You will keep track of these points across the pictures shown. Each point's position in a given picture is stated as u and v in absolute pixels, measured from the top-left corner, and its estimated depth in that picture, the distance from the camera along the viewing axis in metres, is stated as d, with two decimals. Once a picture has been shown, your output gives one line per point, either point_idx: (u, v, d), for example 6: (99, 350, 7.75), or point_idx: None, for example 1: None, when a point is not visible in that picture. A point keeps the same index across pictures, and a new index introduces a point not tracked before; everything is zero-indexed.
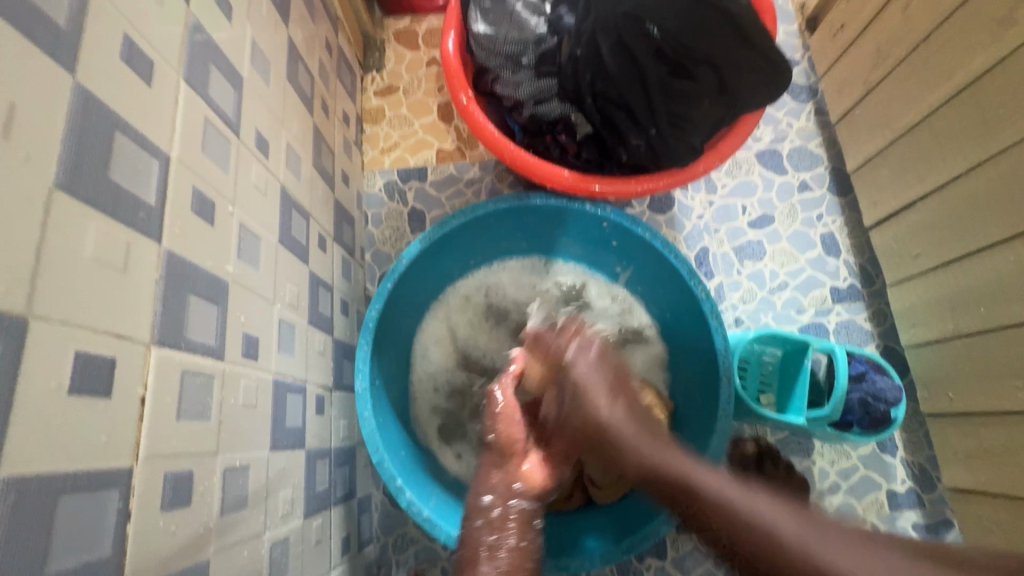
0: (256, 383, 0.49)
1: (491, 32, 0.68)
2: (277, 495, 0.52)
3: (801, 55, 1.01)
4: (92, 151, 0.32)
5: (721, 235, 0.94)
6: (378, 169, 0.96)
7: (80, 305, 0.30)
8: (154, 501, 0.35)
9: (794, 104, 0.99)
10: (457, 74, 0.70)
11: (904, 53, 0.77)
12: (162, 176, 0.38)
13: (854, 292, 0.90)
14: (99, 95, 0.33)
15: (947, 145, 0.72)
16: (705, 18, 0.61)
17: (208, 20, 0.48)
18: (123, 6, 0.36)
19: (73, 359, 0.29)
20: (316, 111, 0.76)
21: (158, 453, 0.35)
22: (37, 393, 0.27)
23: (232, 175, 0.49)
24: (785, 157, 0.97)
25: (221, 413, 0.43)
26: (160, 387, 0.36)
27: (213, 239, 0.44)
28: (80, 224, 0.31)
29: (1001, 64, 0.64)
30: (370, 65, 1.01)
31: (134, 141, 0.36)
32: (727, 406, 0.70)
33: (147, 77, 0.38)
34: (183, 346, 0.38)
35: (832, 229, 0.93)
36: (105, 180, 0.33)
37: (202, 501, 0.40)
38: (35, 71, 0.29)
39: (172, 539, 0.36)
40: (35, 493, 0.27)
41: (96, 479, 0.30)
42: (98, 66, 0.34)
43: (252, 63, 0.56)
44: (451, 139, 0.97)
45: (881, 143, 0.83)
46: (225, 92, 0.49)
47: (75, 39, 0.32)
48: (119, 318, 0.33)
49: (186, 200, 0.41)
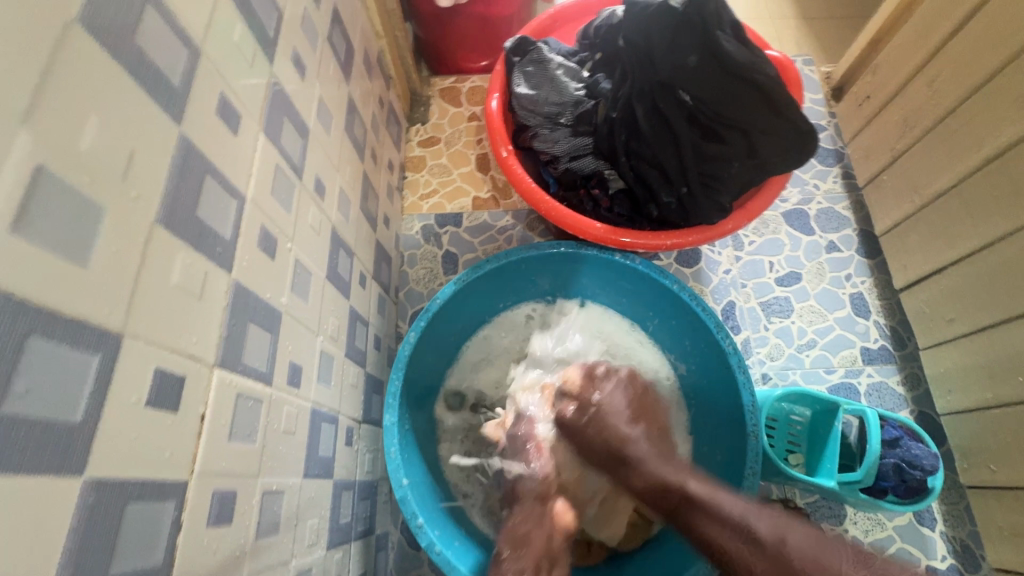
0: (296, 411, 0.52)
1: (533, 94, 0.75)
2: (304, 524, 0.53)
3: (828, 122, 1.05)
4: (187, 191, 0.37)
5: (749, 290, 0.95)
6: (416, 213, 1.01)
7: (163, 326, 0.34)
8: (202, 516, 0.37)
9: (821, 167, 1.02)
10: (499, 130, 0.75)
11: (930, 123, 0.80)
12: (238, 213, 0.43)
13: (885, 354, 0.89)
14: (198, 144, 0.38)
15: (975, 213, 0.73)
16: (734, 85, 0.64)
17: (287, 80, 0.54)
18: (222, 69, 0.42)
19: (152, 375, 0.32)
20: (366, 158, 0.82)
21: (208, 469, 0.37)
22: (121, 403, 0.30)
23: (293, 216, 0.53)
24: (812, 217, 0.99)
25: (266, 437, 0.45)
26: (218, 407, 0.38)
27: (272, 272, 0.48)
28: (170, 254, 0.35)
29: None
30: (416, 118, 1.08)
31: (219, 183, 0.40)
32: (754, 463, 0.69)
33: (235, 128, 0.43)
34: (239, 370, 0.41)
35: (862, 290, 0.93)
36: (194, 216, 0.37)
37: (241, 522, 0.41)
38: (152, 123, 0.34)
39: (213, 555, 0.38)
40: (108, 497, 0.29)
41: (156, 488, 0.33)
42: (200, 119, 0.39)
43: (317, 116, 0.62)
44: (487, 188, 1.02)
45: (909, 208, 0.84)
46: (293, 141, 0.55)
47: (184, 96, 0.37)
48: (191, 339, 0.36)
49: (254, 237, 0.45)
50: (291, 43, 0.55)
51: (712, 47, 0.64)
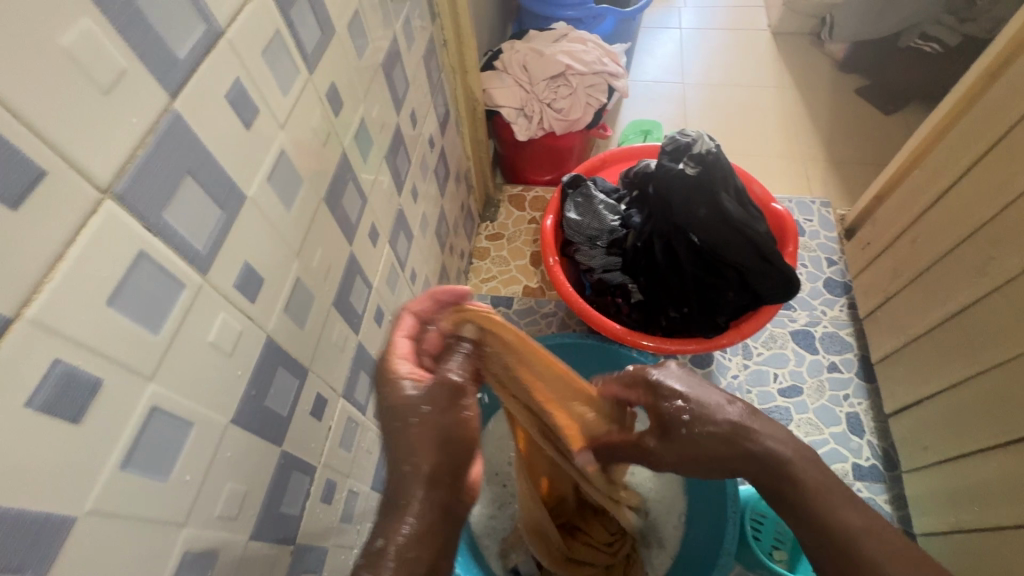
0: (374, 436, 0.71)
1: (579, 220, 0.96)
2: (365, 525, 0.70)
3: (839, 257, 1.20)
4: (347, 285, 0.59)
5: (753, 396, 1.06)
6: (476, 293, 1.24)
7: (325, 366, 0.55)
8: (319, 494, 0.56)
9: (829, 295, 1.15)
10: (549, 243, 0.97)
11: (912, 275, 0.96)
12: (367, 296, 0.66)
13: (875, 472, 0.98)
14: (357, 256, 0.62)
15: (945, 357, 0.87)
16: (734, 237, 0.84)
17: (405, 206, 0.79)
18: (374, 208, 0.66)
19: (316, 395, 0.53)
20: (445, 250, 1.06)
21: (327, 462, 0.57)
22: (303, 411, 0.51)
23: (393, 296, 0.76)
24: (817, 338, 1.11)
25: (355, 451, 0.65)
26: (338, 423, 0.59)
27: (377, 335, 0.70)
28: (335, 324, 0.57)
29: (973, 305, 0.83)
30: (486, 216, 1.34)
31: (362, 280, 0.64)
32: (729, 545, 0.79)
33: (374, 243, 0.67)
34: (350, 401, 0.62)
35: (858, 410, 1.03)
36: (348, 301, 0.60)
37: (334, 506, 0.60)
38: (339, 245, 0.56)
39: (319, 521, 0.56)
40: (288, 462, 0.49)
41: (306, 467, 0.52)
42: (361, 242, 0.63)
43: (419, 226, 0.87)
44: (536, 280, 1.25)
45: (895, 343, 0.99)
46: (403, 246, 0.79)
47: (355, 227, 0.61)
48: (333, 376, 0.57)
49: (372, 314, 0.68)
50: (412, 180, 0.81)
51: (717, 206, 0.84)
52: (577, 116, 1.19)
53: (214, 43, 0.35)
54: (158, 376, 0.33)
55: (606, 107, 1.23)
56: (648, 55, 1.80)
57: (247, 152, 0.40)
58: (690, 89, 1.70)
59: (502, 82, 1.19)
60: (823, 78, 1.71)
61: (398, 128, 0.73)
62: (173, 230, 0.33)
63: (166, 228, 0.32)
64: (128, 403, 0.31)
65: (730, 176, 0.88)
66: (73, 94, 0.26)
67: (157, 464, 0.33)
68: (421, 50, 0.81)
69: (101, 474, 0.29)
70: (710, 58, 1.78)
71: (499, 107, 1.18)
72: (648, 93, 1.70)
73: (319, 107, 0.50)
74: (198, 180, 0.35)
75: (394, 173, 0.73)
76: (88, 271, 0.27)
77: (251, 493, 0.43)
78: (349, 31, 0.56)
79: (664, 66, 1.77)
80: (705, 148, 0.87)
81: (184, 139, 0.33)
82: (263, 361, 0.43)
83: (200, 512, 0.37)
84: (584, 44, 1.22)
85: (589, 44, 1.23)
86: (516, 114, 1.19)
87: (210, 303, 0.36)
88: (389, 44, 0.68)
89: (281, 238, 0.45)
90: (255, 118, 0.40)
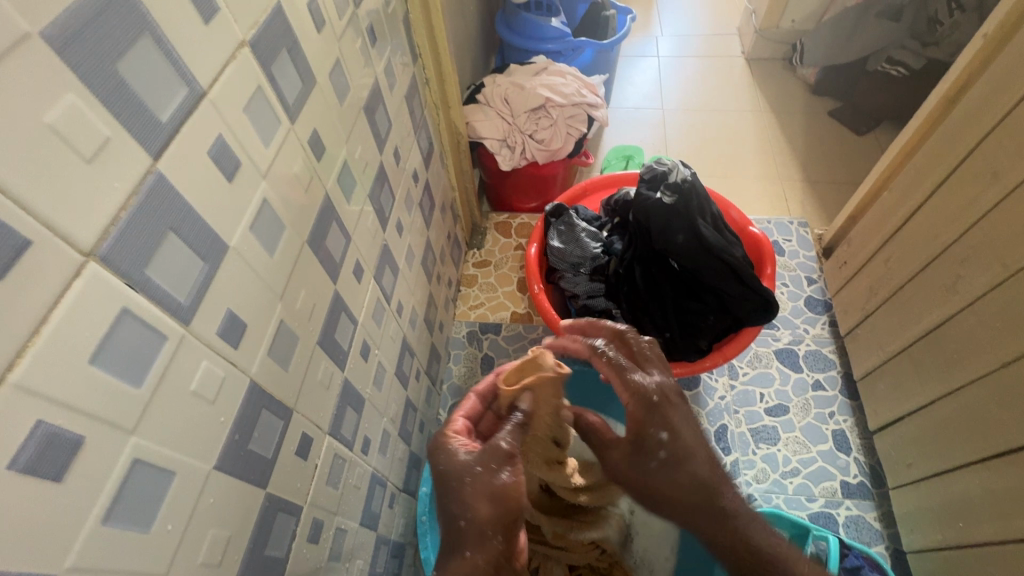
0: (362, 472, 0.72)
1: (562, 247, 0.98)
2: (354, 561, 0.70)
3: (818, 275, 1.23)
4: (332, 322, 0.60)
5: (740, 416, 1.07)
6: (465, 320, 1.25)
7: (311, 406, 0.56)
8: (306, 535, 0.56)
9: (811, 313, 1.18)
10: (534, 271, 0.99)
11: (887, 294, 0.98)
12: (353, 332, 0.67)
13: (864, 489, 0.99)
14: (342, 293, 0.63)
15: (923, 373, 0.89)
16: (712, 262, 0.87)
17: (390, 240, 0.81)
18: (359, 246, 0.68)
19: (301, 435, 0.54)
20: (432, 280, 1.08)
21: (314, 501, 0.58)
22: (287, 453, 0.51)
23: (380, 329, 0.77)
24: (800, 356, 1.13)
25: (343, 487, 0.65)
26: (324, 462, 0.59)
27: (363, 368, 0.71)
28: (321, 362, 0.58)
29: (944, 324, 0.85)
30: (474, 244, 1.36)
31: (347, 316, 0.65)
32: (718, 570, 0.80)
33: (359, 278, 0.69)
34: (337, 439, 0.63)
35: (843, 427, 1.05)
36: (333, 339, 0.61)
37: (321, 547, 0.60)
38: (322, 284, 0.57)
39: (306, 561, 0.56)
40: (273, 505, 0.49)
41: (291, 508, 0.53)
42: (346, 279, 0.64)
43: (405, 259, 0.88)
44: (524, 305, 1.26)
45: (875, 361, 1.01)
46: (389, 279, 0.80)
47: (340, 265, 0.62)
48: (318, 414, 0.58)
49: (359, 348, 0.69)
50: (396, 215, 0.83)
51: (694, 232, 0.86)
52: (559, 146, 1.22)
53: (196, 103, 0.37)
54: (140, 428, 0.33)
55: (586, 136, 1.26)
56: (627, 83, 1.86)
57: (229, 203, 0.41)
58: (669, 114, 1.76)
59: (485, 115, 1.22)
60: (797, 101, 1.77)
61: (381, 165, 0.75)
62: (157, 285, 0.34)
63: (149, 283, 0.34)
64: (108, 457, 0.31)
65: (706, 203, 0.90)
66: (56, 163, 0.27)
67: (138, 516, 0.34)
68: (403, 89, 0.84)
69: (82, 529, 0.30)
70: (687, 84, 1.84)
71: (483, 139, 1.21)
72: (629, 119, 1.75)
73: (302, 152, 0.52)
74: (181, 234, 0.36)
75: (378, 210, 0.75)
76: (69, 331, 0.28)
77: (235, 538, 0.44)
78: (331, 79, 0.58)
79: (643, 93, 1.82)
80: (681, 176, 0.90)
81: (167, 197, 0.35)
82: (246, 404, 0.44)
83: (182, 561, 0.38)
84: (563, 76, 1.26)
85: (568, 76, 1.27)
86: (499, 145, 1.22)
87: (193, 352, 0.37)
88: (371, 84, 0.70)
89: (263, 282, 0.46)
90: (238, 172, 0.42)
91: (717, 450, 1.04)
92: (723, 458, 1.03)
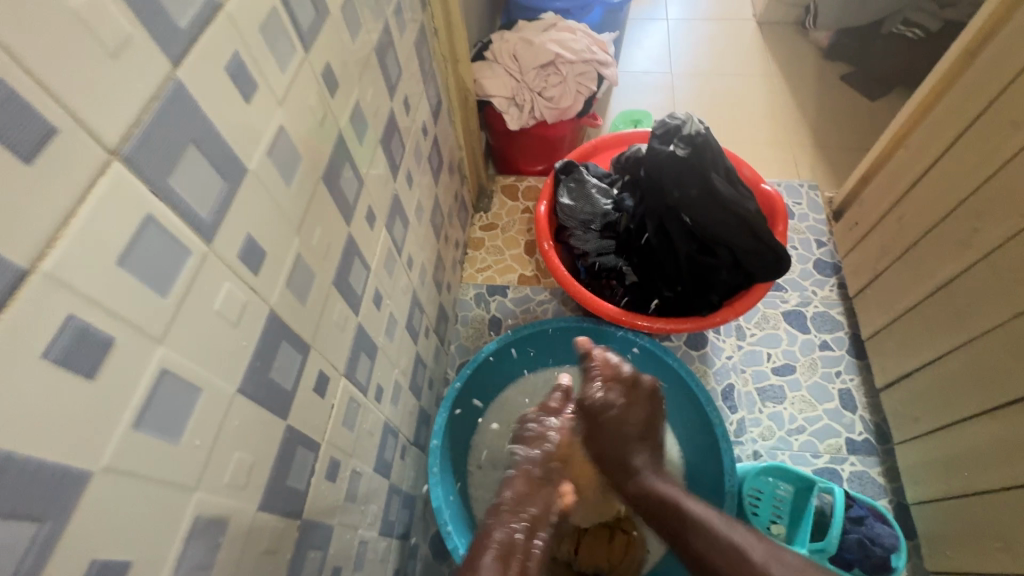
0: (376, 418, 0.72)
1: (572, 205, 0.98)
2: (369, 506, 0.71)
3: (828, 238, 1.22)
4: (346, 265, 0.60)
5: (747, 375, 1.07)
6: (472, 282, 1.24)
7: (327, 347, 0.56)
8: (323, 471, 0.56)
9: (819, 276, 1.17)
10: (544, 228, 0.98)
11: (899, 253, 0.98)
12: (365, 278, 0.66)
13: (868, 446, 1.00)
14: (355, 237, 0.62)
15: (933, 329, 0.89)
16: (726, 216, 0.86)
17: (400, 192, 0.80)
18: (371, 193, 0.67)
19: (318, 373, 0.54)
20: (441, 239, 1.07)
21: (331, 440, 0.58)
22: (305, 388, 0.51)
23: (391, 279, 0.77)
24: (808, 318, 1.13)
25: (358, 431, 0.66)
26: (340, 403, 0.60)
27: (376, 316, 0.71)
28: (336, 303, 0.58)
29: (957, 279, 0.85)
30: (480, 207, 1.34)
31: (361, 262, 0.64)
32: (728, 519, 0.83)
33: (372, 225, 0.68)
34: (352, 382, 0.63)
35: (850, 386, 1.05)
36: (347, 282, 0.61)
37: (338, 485, 0.61)
38: (336, 224, 0.57)
39: (323, 497, 0.57)
40: (293, 438, 0.50)
41: (310, 443, 0.53)
42: (358, 223, 0.63)
43: (415, 213, 0.88)
44: (531, 268, 1.26)
45: (884, 320, 1.01)
46: (399, 231, 0.80)
47: (353, 208, 0.62)
48: (334, 355, 0.58)
49: (371, 296, 0.69)
50: (406, 166, 0.82)
51: (707, 185, 0.85)
52: (568, 104, 1.20)
53: (214, 13, 0.35)
54: (168, 341, 0.33)
55: (596, 95, 1.24)
56: (635, 46, 1.81)
57: (247, 125, 0.40)
58: (678, 79, 1.72)
59: (493, 73, 1.19)
60: (809, 65, 1.73)
61: (392, 114, 0.74)
62: (179, 197, 0.34)
63: (173, 194, 0.33)
64: (138, 364, 0.31)
65: (720, 157, 0.89)
66: (80, 54, 0.27)
67: (168, 426, 0.34)
68: (412, 37, 0.82)
69: (115, 432, 0.30)
70: (697, 48, 1.80)
71: (491, 97, 1.19)
72: (636, 84, 1.72)
73: (316, 86, 0.51)
74: (201, 149, 0.35)
75: (389, 159, 0.74)
76: (96, 230, 0.28)
77: (258, 464, 0.44)
78: (343, 13, 0.56)
79: (652, 57, 1.78)
80: (694, 129, 0.88)
81: (188, 109, 0.34)
82: (267, 333, 0.44)
83: (209, 479, 0.38)
84: (573, 33, 1.23)
85: (578, 33, 1.24)
86: (507, 104, 1.20)
87: (216, 271, 0.37)
88: (382, 26, 0.68)
89: (281, 212, 0.46)
90: (256, 94, 0.41)
91: (724, 408, 1.05)
92: (729, 417, 1.04)
